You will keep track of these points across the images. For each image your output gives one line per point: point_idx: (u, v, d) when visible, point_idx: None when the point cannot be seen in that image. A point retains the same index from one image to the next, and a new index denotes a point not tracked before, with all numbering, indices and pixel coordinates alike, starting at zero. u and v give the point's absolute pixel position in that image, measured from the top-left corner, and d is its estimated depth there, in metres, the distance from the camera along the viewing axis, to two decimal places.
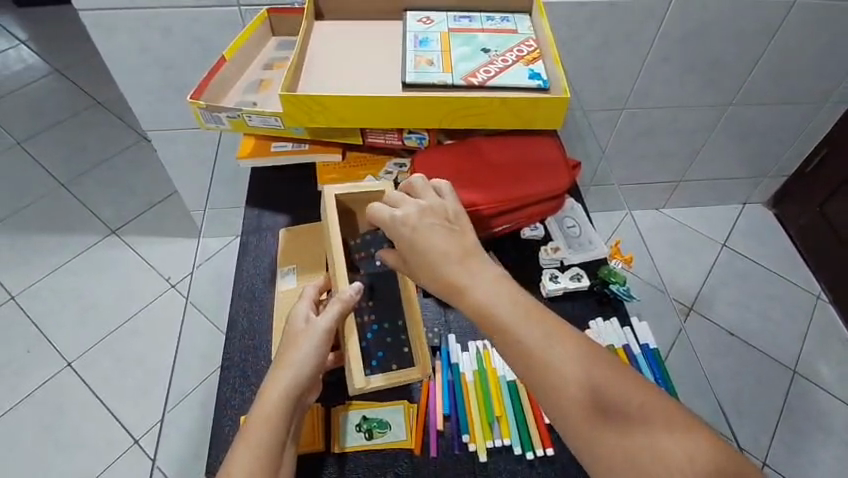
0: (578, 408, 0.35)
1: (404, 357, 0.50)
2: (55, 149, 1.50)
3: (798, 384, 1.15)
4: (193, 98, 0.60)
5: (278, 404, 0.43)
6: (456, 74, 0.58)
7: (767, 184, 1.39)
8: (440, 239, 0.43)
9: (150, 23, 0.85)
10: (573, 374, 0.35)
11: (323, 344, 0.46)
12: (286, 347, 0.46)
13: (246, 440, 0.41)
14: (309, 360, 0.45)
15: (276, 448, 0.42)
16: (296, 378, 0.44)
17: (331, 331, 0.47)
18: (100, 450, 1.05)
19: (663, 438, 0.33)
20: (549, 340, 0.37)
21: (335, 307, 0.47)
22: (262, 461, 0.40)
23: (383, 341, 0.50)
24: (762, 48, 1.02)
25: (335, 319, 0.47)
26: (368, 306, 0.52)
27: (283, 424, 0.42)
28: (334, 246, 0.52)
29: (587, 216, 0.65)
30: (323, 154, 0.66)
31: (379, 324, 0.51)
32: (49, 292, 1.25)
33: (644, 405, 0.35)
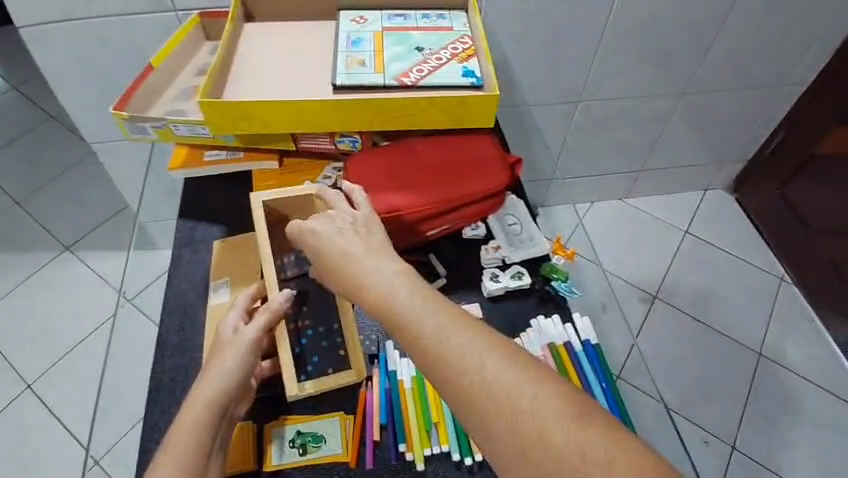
0: (468, 400, 0.33)
1: (339, 361, 0.50)
2: (5, 165, 1.45)
3: (762, 366, 1.17)
4: (116, 109, 0.59)
5: (202, 414, 0.42)
6: (388, 74, 0.57)
7: (727, 170, 1.40)
8: (350, 242, 0.44)
9: (82, 32, 0.82)
10: (463, 364, 0.34)
11: (250, 354, 0.46)
12: (212, 358, 0.45)
13: (168, 452, 0.41)
14: (233, 370, 0.45)
15: (200, 457, 0.41)
16: (221, 388, 0.44)
17: (259, 340, 0.46)
18: (60, 474, 1.01)
19: (555, 432, 0.30)
20: (443, 331, 0.35)
21: (264, 316, 0.47)
22: (185, 472, 0.40)
23: (318, 346, 0.50)
24: (710, 36, 1.03)
25: (263, 328, 0.47)
26: (302, 311, 0.52)
27: (205, 434, 0.42)
28: (264, 256, 0.51)
29: (529, 213, 0.64)
30: (259, 161, 0.64)
31: (314, 329, 0.51)
32: (2, 314, 1.21)
33: (537, 395, 0.32)
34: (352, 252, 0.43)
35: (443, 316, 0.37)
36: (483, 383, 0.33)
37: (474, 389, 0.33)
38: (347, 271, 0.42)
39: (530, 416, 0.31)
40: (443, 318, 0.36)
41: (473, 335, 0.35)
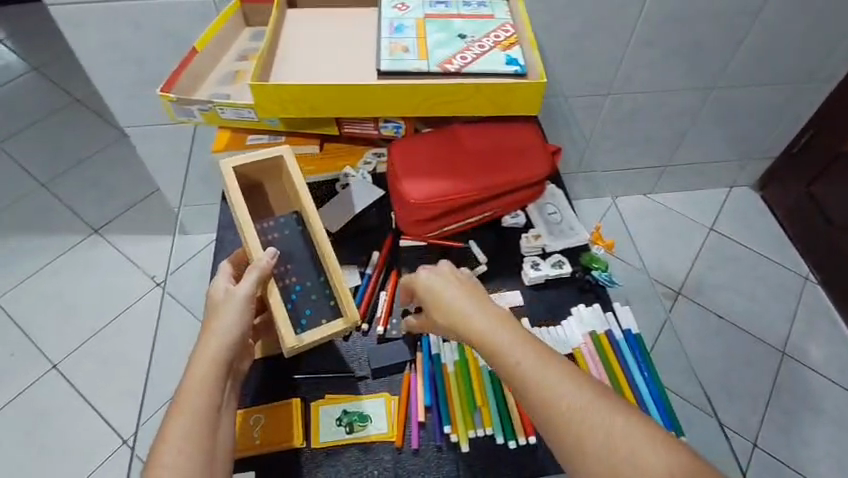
0: (563, 427, 0.36)
1: (332, 310, 0.50)
2: (35, 148, 1.47)
3: (786, 365, 1.16)
4: (163, 91, 0.59)
5: (209, 370, 0.42)
6: (431, 61, 0.56)
7: (754, 167, 1.38)
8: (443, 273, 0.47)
9: (120, 16, 0.83)
10: (558, 394, 0.38)
11: (247, 310, 0.45)
12: (209, 319, 0.45)
13: (178, 411, 0.40)
14: (234, 328, 0.44)
15: (212, 410, 0.40)
16: (224, 344, 0.43)
17: (252, 296, 0.46)
18: (89, 451, 1.04)
19: (647, 458, 0.34)
20: (537, 362, 0.39)
21: (254, 274, 0.47)
22: (198, 425, 0.39)
23: (309, 300, 0.51)
24: (745, 29, 1.01)
25: (255, 284, 0.46)
26: (288, 270, 0.52)
27: (216, 389, 0.41)
28: (241, 221, 0.50)
29: (568, 202, 0.65)
30: (300, 145, 0.66)
31: (302, 284, 0.51)
32: (33, 294, 1.23)
33: (628, 425, 0.36)
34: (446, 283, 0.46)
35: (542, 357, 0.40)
36: (578, 413, 0.37)
37: (570, 416, 0.37)
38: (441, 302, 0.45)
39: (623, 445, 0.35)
40: (536, 351, 0.40)
41: (564, 368, 0.39)
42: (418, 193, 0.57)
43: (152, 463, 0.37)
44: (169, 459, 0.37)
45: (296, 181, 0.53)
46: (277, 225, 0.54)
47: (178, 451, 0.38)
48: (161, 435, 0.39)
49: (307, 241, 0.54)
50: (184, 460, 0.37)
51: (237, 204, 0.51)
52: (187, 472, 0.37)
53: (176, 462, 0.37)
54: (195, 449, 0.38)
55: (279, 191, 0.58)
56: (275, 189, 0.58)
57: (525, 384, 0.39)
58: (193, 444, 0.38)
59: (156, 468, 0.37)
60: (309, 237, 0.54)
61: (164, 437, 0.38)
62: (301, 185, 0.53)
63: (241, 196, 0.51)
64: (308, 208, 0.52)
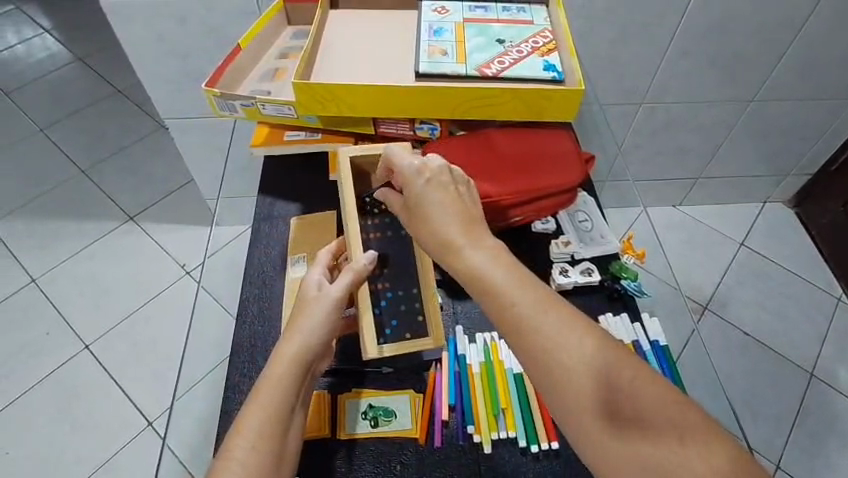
0: (568, 381, 0.35)
1: (419, 326, 0.51)
2: (77, 136, 1.53)
3: (814, 387, 1.13)
4: (207, 86, 0.61)
5: (288, 369, 0.43)
6: (470, 65, 0.57)
7: (789, 183, 1.35)
8: (446, 199, 0.44)
9: (166, 11, 0.86)
10: (563, 345, 0.36)
11: (336, 311, 0.47)
12: (297, 315, 0.47)
13: (253, 406, 0.42)
14: (319, 329, 0.46)
15: (286, 410, 0.42)
16: (305, 344, 0.45)
17: (342, 298, 0.48)
18: (116, 431, 1.07)
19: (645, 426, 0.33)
20: (540, 308, 0.37)
21: (349, 276, 0.48)
22: (273, 423, 0.41)
23: (397, 310, 0.52)
24: (787, 41, 0.99)
25: (348, 287, 0.48)
26: (382, 275, 0.53)
27: (292, 389, 0.43)
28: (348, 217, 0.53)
29: (599, 210, 0.66)
30: (335, 143, 0.67)
31: (393, 292, 0.52)
32: (70, 276, 1.28)
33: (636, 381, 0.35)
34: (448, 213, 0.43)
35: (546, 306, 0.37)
36: (587, 368, 0.35)
37: (574, 370, 0.35)
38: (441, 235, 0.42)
39: (629, 399, 0.34)
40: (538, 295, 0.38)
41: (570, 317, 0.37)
42: None
43: (225, 454, 0.39)
44: (241, 453, 0.39)
45: None
46: (381, 225, 0.56)
47: (251, 447, 0.40)
48: (235, 429, 0.41)
49: (406, 248, 0.55)
50: (255, 457, 0.39)
51: (347, 198, 0.54)
52: (258, 470, 0.39)
53: (246, 458, 0.39)
54: (267, 447, 0.40)
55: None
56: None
57: (526, 331, 0.36)
58: (266, 442, 0.40)
59: (227, 459, 0.39)
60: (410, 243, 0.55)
61: (240, 428, 0.40)
62: None
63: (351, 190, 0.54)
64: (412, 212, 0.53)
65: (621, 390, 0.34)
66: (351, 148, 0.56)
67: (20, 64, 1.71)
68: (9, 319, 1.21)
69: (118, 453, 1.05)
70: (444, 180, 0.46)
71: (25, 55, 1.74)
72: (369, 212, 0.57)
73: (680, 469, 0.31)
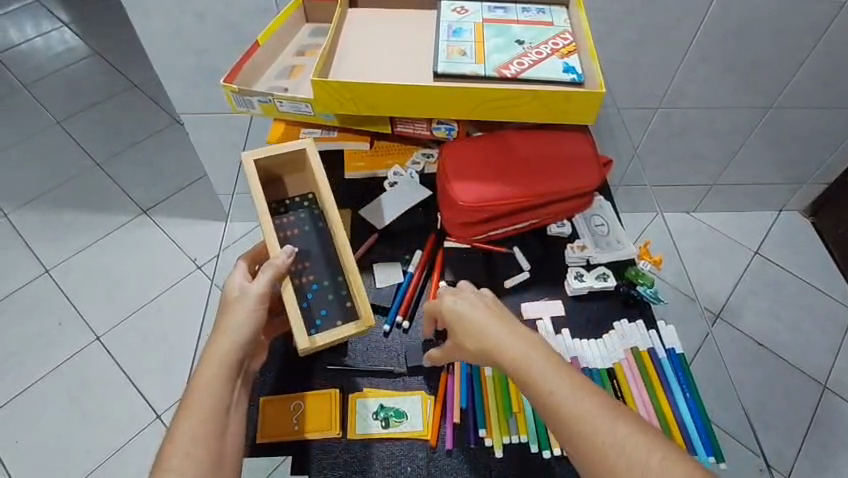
0: (602, 460, 0.35)
1: (347, 312, 0.51)
2: (93, 129, 1.54)
3: (827, 400, 1.11)
4: (226, 82, 0.61)
5: (218, 370, 0.42)
6: (488, 65, 0.57)
7: (806, 192, 1.33)
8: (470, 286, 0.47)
9: (186, 7, 0.86)
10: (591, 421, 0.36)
11: (260, 307, 0.46)
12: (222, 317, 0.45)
13: (185, 413, 0.40)
14: (245, 327, 0.44)
15: (220, 412, 0.41)
16: (234, 343, 0.43)
17: (266, 295, 0.46)
18: (125, 422, 1.08)
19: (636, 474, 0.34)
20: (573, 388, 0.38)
21: (269, 272, 0.47)
22: (206, 427, 0.40)
23: (325, 300, 0.51)
24: (808, 48, 0.97)
25: (270, 283, 0.47)
26: (305, 268, 0.53)
27: (225, 388, 0.42)
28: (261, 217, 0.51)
29: (616, 216, 0.65)
30: (351, 141, 0.68)
31: (318, 283, 0.52)
32: (82, 267, 1.29)
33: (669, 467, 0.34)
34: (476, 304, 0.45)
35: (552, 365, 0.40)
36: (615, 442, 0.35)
37: (607, 450, 0.35)
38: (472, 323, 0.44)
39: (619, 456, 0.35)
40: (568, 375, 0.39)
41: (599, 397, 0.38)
42: (469, 195, 0.57)
43: (159, 465, 0.38)
44: (175, 463, 0.38)
45: (319, 176, 0.54)
46: (296, 221, 0.55)
47: (185, 454, 0.38)
48: (169, 439, 0.39)
49: (324, 238, 0.55)
50: (190, 464, 0.38)
51: (260, 200, 0.52)
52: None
53: (182, 467, 0.37)
54: (202, 452, 0.39)
55: (296, 189, 0.59)
56: (296, 185, 0.59)
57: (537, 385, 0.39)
58: (200, 448, 0.39)
59: (162, 471, 0.38)
60: (328, 234, 0.55)
61: (172, 437, 0.39)
62: (322, 180, 0.54)
63: (260, 188, 0.53)
64: (326, 201, 0.53)
65: (652, 472, 0.34)
66: (254, 150, 0.53)
67: (39, 57, 1.73)
68: (22, 309, 1.23)
69: (127, 445, 1.06)
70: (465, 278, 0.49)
71: (44, 49, 1.76)
72: (281, 212, 0.57)
73: None
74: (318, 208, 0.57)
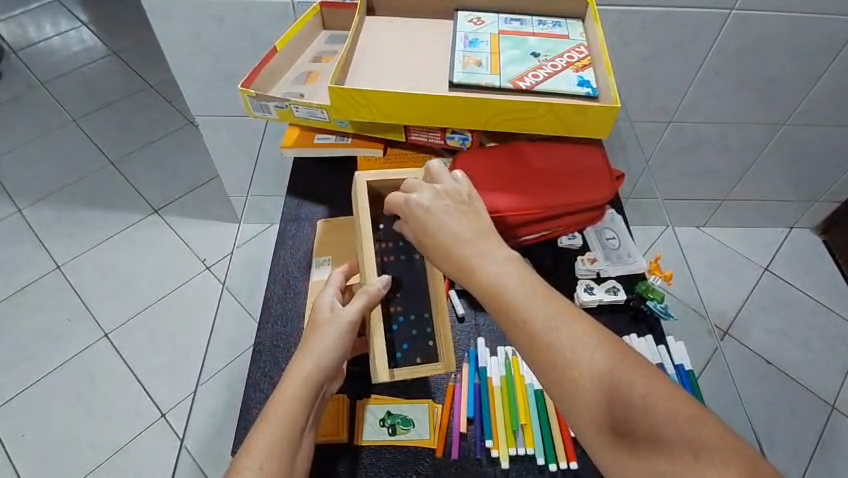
0: (561, 365, 0.37)
1: (429, 351, 0.51)
2: (108, 127, 1.57)
3: (834, 420, 1.10)
4: (244, 86, 0.62)
5: (301, 388, 0.43)
6: (503, 77, 0.57)
7: (817, 210, 1.32)
8: (451, 217, 0.46)
9: (206, 12, 0.88)
10: (570, 356, 0.37)
11: (349, 333, 0.47)
12: (311, 335, 0.47)
13: (264, 426, 0.42)
14: (332, 351, 0.46)
15: (297, 432, 0.42)
16: (318, 364, 0.45)
17: (355, 322, 0.47)
18: (130, 419, 1.09)
19: (585, 362, 0.37)
20: (551, 324, 0.39)
21: (362, 299, 0.48)
22: (283, 444, 0.41)
23: (409, 334, 0.52)
24: (823, 66, 0.97)
25: (362, 310, 0.48)
26: (395, 297, 0.54)
27: (303, 410, 0.43)
28: (363, 239, 0.53)
29: (627, 228, 0.66)
30: (365, 148, 0.68)
31: (405, 315, 0.53)
32: (94, 263, 1.30)
33: (640, 389, 0.35)
34: (463, 233, 0.45)
35: (521, 285, 0.41)
36: (591, 376, 0.36)
37: (570, 358, 0.37)
38: (455, 252, 0.44)
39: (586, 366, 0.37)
40: (555, 311, 0.40)
41: (580, 334, 0.38)
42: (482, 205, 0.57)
43: (234, 473, 0.40)
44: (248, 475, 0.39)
45: None
46: (395, 249, 0.56)
47: (258, 468, 0.40)
48: (245, 450, 0.41)
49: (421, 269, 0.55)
50: None
51: (364, 221, 0.54)
52: None
53: None
54: (275, 470, 0.40)
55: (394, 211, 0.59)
56: None
57: (503, 306, 0.41)
58: (272, 464, 0.40)
59: None
60: (425, 266, 0.55)
61: (249, 449, 0.41)
62: None
63: (367, 210, 0.55)
64: None
65: (604, 372, 0.36)
66: (370, 172, 0.57)
67: (57, 55, 1.76)
68: (32, 303, 1.24)
69: (130, 443, 1.06)
70: (444, 203, 0.47)
71: (62, 47, 1.79)
72: (380, 238, 0.57)
73: (625, 398, 0.35)
74: None
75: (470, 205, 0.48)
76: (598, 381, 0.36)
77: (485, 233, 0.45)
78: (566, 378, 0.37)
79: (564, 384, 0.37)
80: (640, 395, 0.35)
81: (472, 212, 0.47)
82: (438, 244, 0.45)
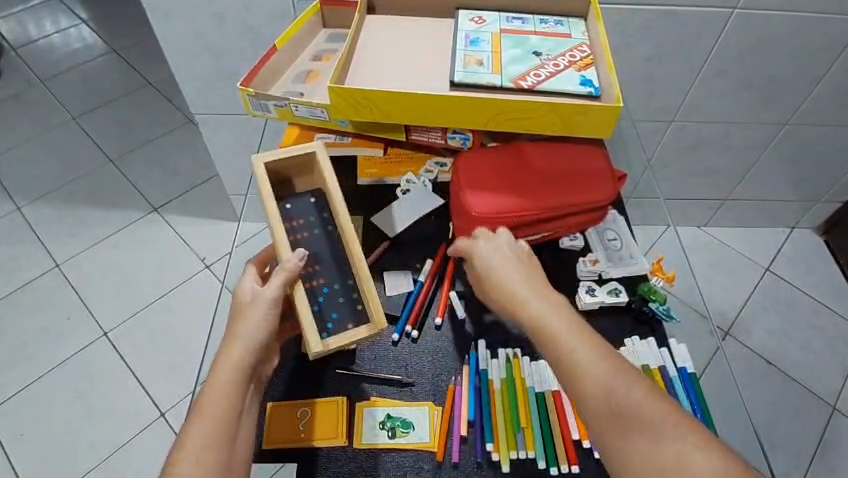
0: (597, 396, 0.39)
1: (357, 315, 0.50)
2: (108, 125, 1.56)
3: (836, 421, 1.10)
4: (243, 84, 0.61)
5: (233, 374, 0.43)
6: (505, 76, 0.56)
7: (819, 210, 1.32)
8: (508, 261, 0.49)
9: (206, 10, 0.87)
10: (606, 389, 0.39)
11: (271, 312, 0.46)
12: (234, 322, 0.45)
13: (197, 418, 0.41)
14: (257, 333, 0.44)
15: (233, 417, 0.42)
16: (244, 349, 0.44)
17: (277, 300, 0.46)
18: (130, 419, 1.08)
19: (622, 397, 0.39)
20: (591, 358, 0.41)
21: (280, 277, 0.46)
22: (219, 432, 0.41)
23: (335, 303, 0.50)
24: (825, 66, 0.96)
25: (281, 288, 0.46)
26: (316, 271, 0.52)
27: (237, 395, 0.42)
28: (272, 219, 0.50)
29: (629, 229, 0.65)
30: (365, 148, 0.67)
31: (329, 286, 0.51)
32: (94, 262, 1.30)
33: (656, 419, 0.38)
34: (516, 275, 0.48)
35: (566, 321, 0.44)
36: (625, 411, 0.38)
37: (607, 393, 0.39)
38: (508, 287, 0.47)
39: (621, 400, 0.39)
40: (597, 351, 0.42)
41: (617, 371, 0.40)
42: (485, 206, 0.57)
43: (169, 470, 0.39)
44: (186, 468, 0.39)
45: (328, 176, 0.52)
46: (305, 224, 0.54)
47: (196, 459, 0.39)
48: (180, 444, 0.40)
49: (334, 239, 0.53)
50: (202, 469, 0.39)
51: (267, 199, 0.50)
52: None
53: (193, 472, 0.39)
54: (214, 458, 0.40)
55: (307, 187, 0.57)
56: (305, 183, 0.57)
57: (545, 336, 0.43)
58: (209, 452, 0.40)
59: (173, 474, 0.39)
60: (338, 235, 0.53)
61: (184, 444, 0.40)
62: (333, 182, 0.52)
63: (269, 192, 0.51)
64: (338, 206, 0.52)
65: (640, 410, 0.38)
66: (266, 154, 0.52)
67: (57, 53, 1.75)
68: (32, 302, 1.23)
69: (130, 442, 1.06)
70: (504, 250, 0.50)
71: (61, 45, 1.78)
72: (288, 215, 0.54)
73: (655, 434, 0.37)
74: (328, 210, 0.55)
75: (528, 256, 0.50)
76: (631, 417, 0.38)
77: (538, 277, 0.48)
78: (602, 408, 0.39)
79: (599, 415, 0.39)
80: (671, 435, 0.37)
81: (529, 261, 0.50)
82: (495, 280, 0.48)
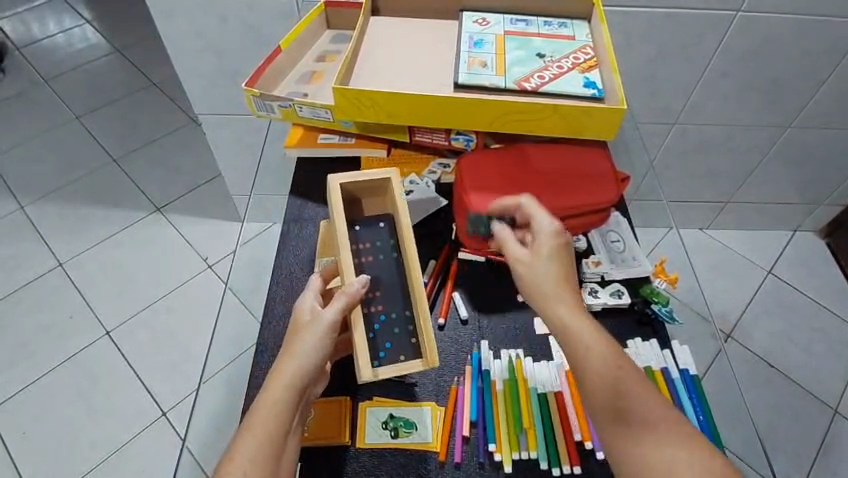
0: (619, 423, 0.39)
1: (411, 348, 0.49)
2: (111, 124, 1.56)
3: (837, 424, 1.10)
4: (247, 85, 0.61)
5: (285, 391, 0.43)
6: (508, 78, 0.57)
7: (821, 213, 1.32)
8: (542, 263, 0.47)
9: (210, 10, 0.88)
10: (632, 415, 0.38)
11: (330, 335, 0.45)
12: (293, 338, 0.45)
13: (249, 432, 0.41)
14: (312, 353, 0.44)
15: (281, 436, 0.41)
16: (300, 368, 0.44)
17: (336, 323, 0.46)
18: (131, 418, 1.08)
19: (648, 425, 0.38)
20: (618, 382, 0.40)
21: (342, 300, 0.46)
22: (267, 449, 0.40)
23: (391, 332, 0.50)
24: (828, 69, 0.96)
25: (342, 312, 0.46)
26: (375, 297, 0.52)
27: (286, 414, 0.42)
28: (340, 241, 0.50)
29: (632, 232, 0.66)
30: (368, 149, 0.68)
31: (386, 314, 0.51)
32: (96, 261, 1.30)
33: (693, 450, 0.36)
34: (548, 281, 0.46)
35: (597, 340, 0.42)
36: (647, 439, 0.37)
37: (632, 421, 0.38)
38: (540, 293, 0.45)
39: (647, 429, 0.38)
40: (626, 375, 0.40)
41: (646, 399, 0.39)
42: (486, 206, 0.57)
43: None
44: None
45: (398, 204, 0.52)
46: (372, 247, 0.54)
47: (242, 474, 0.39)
48: (228, 456, 0.40)
49: (397, 266, 0.53)
50: None
51: (339, 219, 0.51)
52: None
53: None
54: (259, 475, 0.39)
55: (373, 210, 0.58)
56: (371, 207, 0.58)
57: (574, 351, 0.42)
58: (256, 469, 0.39)
59: None
60: (401, 263, 0.53)
61: (232, 457, 0.40)
62: (402, 210, 0.53)
63: (341, 212, 0.51)
64: (404, 233, 0.52)
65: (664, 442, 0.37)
66: (342, 175, 0.53)
67: (59, 53, 1.76)
68: (34, 301, 1.24)
69: (131, 442, 1.06)
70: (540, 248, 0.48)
71: (65, 44, 1.79)
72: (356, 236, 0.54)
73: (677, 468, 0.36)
74: (394, 237, 0.55)
75: (566, 257, 0.48)
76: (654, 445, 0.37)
77: (572, 286, 0.46)
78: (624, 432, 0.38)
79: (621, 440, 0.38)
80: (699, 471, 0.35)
81: (567, 265, 0.47)
82: (528, 283, 0.47)
